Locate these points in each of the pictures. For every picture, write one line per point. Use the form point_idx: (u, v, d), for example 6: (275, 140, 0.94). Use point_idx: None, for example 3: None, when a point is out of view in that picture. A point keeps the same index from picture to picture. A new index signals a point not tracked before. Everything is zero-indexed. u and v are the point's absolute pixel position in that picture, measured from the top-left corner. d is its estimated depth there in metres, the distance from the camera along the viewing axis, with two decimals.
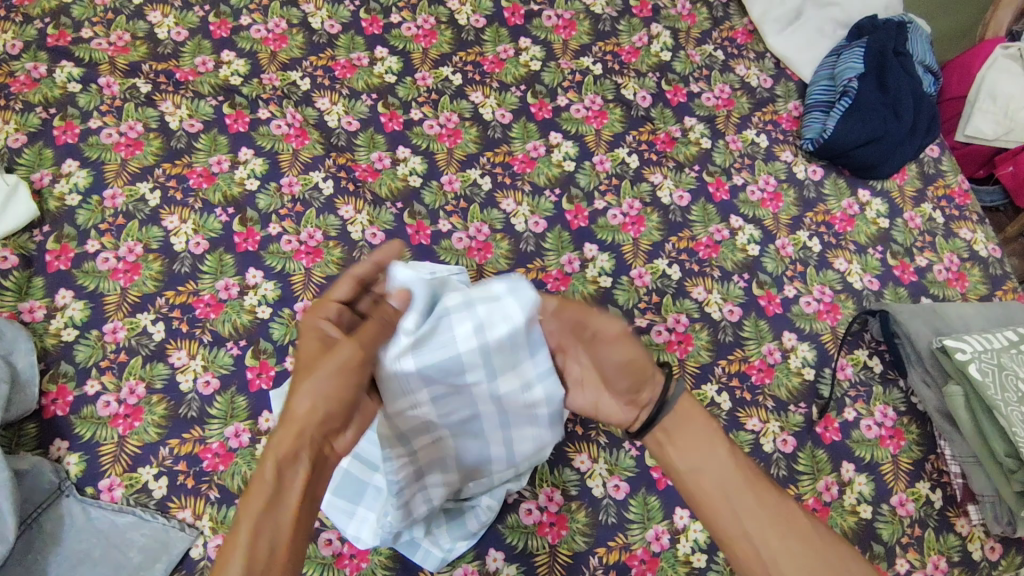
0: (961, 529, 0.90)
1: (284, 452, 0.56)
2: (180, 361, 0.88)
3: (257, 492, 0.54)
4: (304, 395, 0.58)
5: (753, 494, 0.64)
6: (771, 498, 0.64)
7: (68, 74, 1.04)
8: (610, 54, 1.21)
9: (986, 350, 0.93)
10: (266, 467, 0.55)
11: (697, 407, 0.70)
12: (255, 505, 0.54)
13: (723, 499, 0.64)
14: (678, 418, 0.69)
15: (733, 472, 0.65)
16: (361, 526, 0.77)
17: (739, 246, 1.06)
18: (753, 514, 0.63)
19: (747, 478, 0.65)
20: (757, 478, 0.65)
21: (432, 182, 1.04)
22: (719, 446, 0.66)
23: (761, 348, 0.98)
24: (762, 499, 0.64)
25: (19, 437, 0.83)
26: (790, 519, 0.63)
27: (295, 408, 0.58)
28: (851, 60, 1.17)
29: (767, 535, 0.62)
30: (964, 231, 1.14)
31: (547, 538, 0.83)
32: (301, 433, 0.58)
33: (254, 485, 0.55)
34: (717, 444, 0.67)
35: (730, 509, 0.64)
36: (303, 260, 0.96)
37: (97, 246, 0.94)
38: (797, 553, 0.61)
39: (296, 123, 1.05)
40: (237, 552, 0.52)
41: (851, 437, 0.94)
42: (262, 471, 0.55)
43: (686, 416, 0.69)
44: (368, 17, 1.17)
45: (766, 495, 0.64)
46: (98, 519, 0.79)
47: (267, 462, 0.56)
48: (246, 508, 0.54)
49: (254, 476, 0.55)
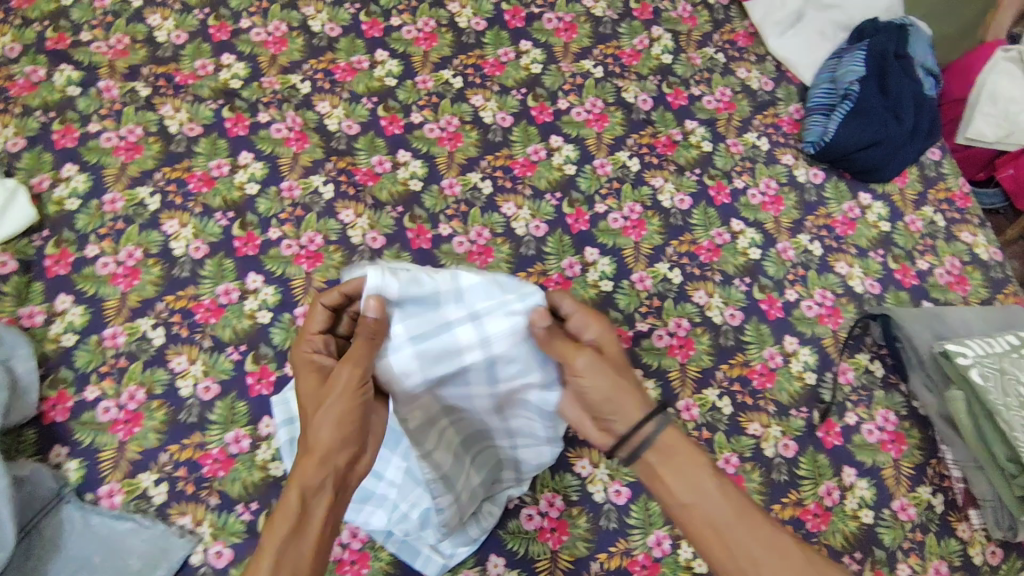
0: (962, 534, 0.90)
1: (307, 480, 0.61)
2: (180, 366, 0.88)
3: (286, 521, 0.60)
4: (322, 425, 0.63)
5: (742, 526, 0.63)
6: (761, 527, 0.64)
7: (67, 77, 1.04)
8: (610, 56, 1.21)
9: (987, 355, 0.93)
10: (292, 496, 0.61)
11: (681, 438, 0.68)
12: (284, 525, 0.60)
13: (715, 534, 0.64)
14: (663, 452, 0.67)
15: (720, 504, 0.64)
16: (371, 522, 0.78)
17: (740, 250, 1.06)
18: (744, 544, 0.63)
19: (735, 509, 0.64)
20: (747, 506, 0.65)
21: (432, 186, 1.04)
22: (705, 478, 0.65)
23: (762, 352, 0.98)
24: (752, 530, 0.63)
25: (18, 443, 0.82)
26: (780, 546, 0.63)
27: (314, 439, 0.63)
28: (852, 63, 1.17)
29: (758, 565, 0.63)
30: (965, 234, 1.14)
31: (548, 543, 0.83)
32: (321, 464, 0.62)
33: (282, 512, 0.60)
34: (703, 476, 0.65)
35: (720, 543, 0.64)
36: (303, 265, 0.96)
37: (96, 250, 0.93)
38: None
39: (296, 127, 1.05)
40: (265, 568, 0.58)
41: (852, 442, 0.94)
42: (290, 499, 0.61)
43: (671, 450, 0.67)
44: (367, 20, 1.17)
45: (755, 525, 0.64)
46: (98, 526, 0.79)
47: (294, 490, 0.61)
48: (274, 534, 0.60)
49: (283, 503, 0.61)
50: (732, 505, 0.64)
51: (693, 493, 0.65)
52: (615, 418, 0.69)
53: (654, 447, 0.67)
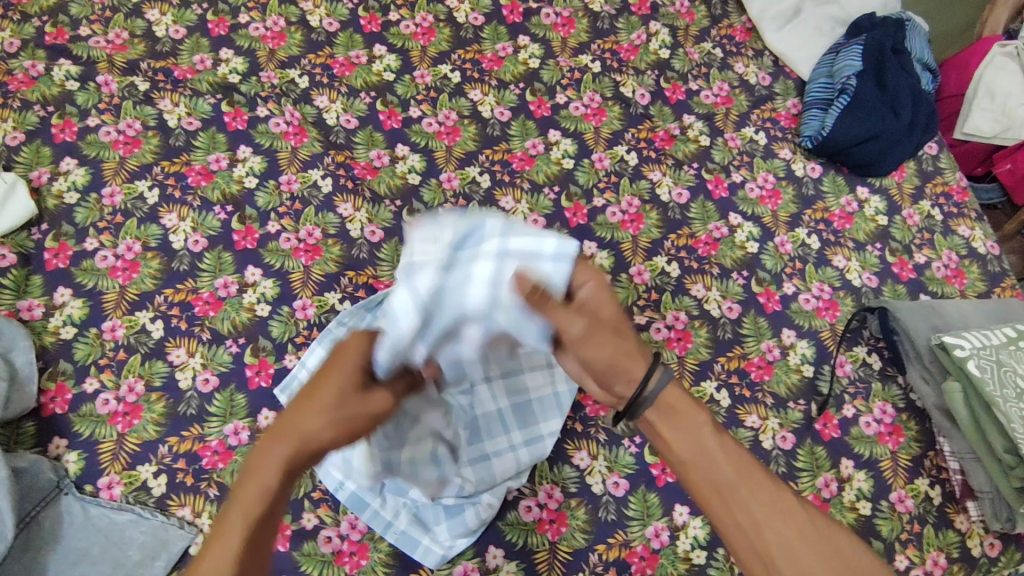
0: (960, 526, 0.91)
1: (290, 467, 0.58)
2: (179, 359, 0.88)
3: (256, 505, 0.56)
4: (325, 420, 0.59)
5: (742, 484, 0.60)
6: (765, 488, 0.60)
7: (66, 72, 1.04)
8: (608, 51, 1.21)
9: (985, 346, 0.93)
10: (274, 477, 0.57)
11: (685, 398, 0.64)
12: (252, 504, 0.56)
13: (713, 493, 0.61)
14: (666, 412, 0.64)
15: (722, 464, 0.61)
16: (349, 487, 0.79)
17: (738, 243, 1.06)
18: (744, 503, 0.60)
19: (738, 469, 0.61)
20: (750, 466, 0.61)
21: (430, 180, 1.04)
22: (705, 436, 0.62)
23: (760, 345, 0.98)
24: (755, 490, 0.60)
25: (17, 435, 0.82)
26: (776, 503, 0.60)
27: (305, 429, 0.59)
28: (850, 57, 1.17)
29: (760, 525, 0.59)
30: (963, 228, 1.14)
31: (547, 535, 0.83)
32: (309, 456, 0.60)
33: (257, 491, 0.56)
34: (703, 433, 0.62)
35: (721, 503, 0.61)
36: (301, 258, 0.96)
37: (95, 244, 0.94)
38: (792, 544, 0.59)
39: (295, 121, 1.05)
40: (226, 559, 0.53)
41: (850, 434, 0.94)
42: (268, 480, 0.57)
43: (677, 409, 0.64)
44: (366, 15, 1.17)
45: (759, 486, 0.60)
46: (97, 517, 0.79)
47: (276, 473, 0.57)
48: (242, 512, 0.55)
49: (259, 480, 0.57)
50: (732, 464, 0.61)
51: (694, 451, 0.62)
52: (615, 384, 0.64)
53: (661, 407, 0.64)
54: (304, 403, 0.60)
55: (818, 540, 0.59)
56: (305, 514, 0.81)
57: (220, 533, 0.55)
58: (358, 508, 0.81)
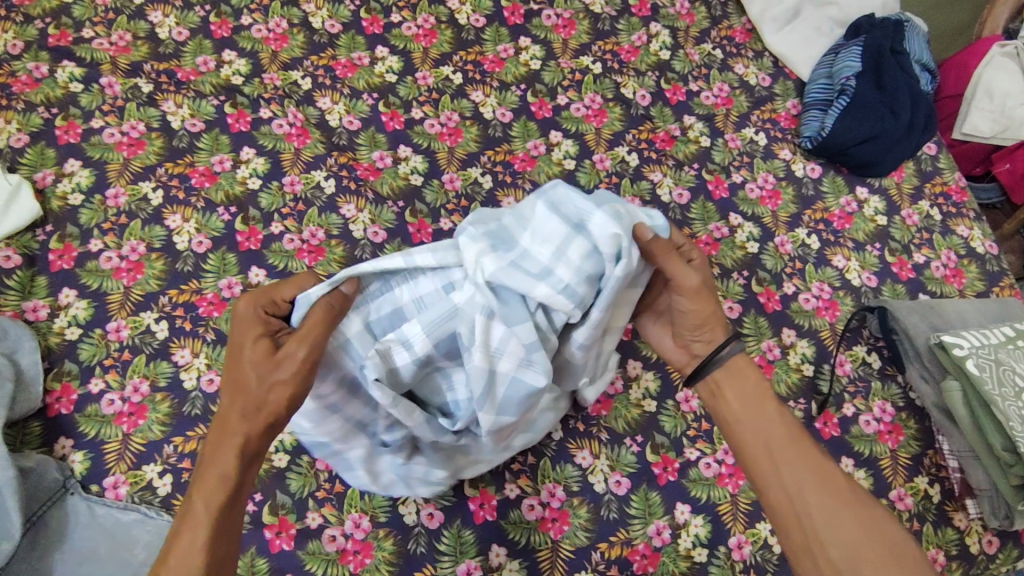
0: (959, 523, 0.91)
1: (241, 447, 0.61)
2: (183, 359, 0.89)
3: (213, 491, 0.61)
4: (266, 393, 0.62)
5: (793, 452, 0.69)
6: (807, 454, 0.69)
7: (69, 74, 1.04)
8: (609, 53, 1.22)
9: (984, 346, 0.93)
10: (230, 460, 0.61)
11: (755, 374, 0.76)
12: (210, 489, 0.61)
13: (764, 452, 0.70)
14: (731, 375, 0.76)
15: (775, 427, 0.71)
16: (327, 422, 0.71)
17: (739, 244, 1.07)
18: (789, 460, 0.69)
19: (788, 434, 0.71)
20: (802, 438, 0.71)
21: (433, 181, 1.05)
22: (769, 410, 0.72)
23: (760, 344, 0.99)
24: (800, 454, 0.69)
25: (23, 435, 0.83)
26: (827, 482, 0.67)
27: (245, 412, 0.62)
28: (848, 59, 1.18)
29: (800, 484, 0.67)
30: (961, 228, 1.15)
31: (549, 534, 0.84)
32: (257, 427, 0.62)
33: (214, 480, 0.61)
34: (767, 406, 0.73)
35: (770, 460, 0.70)
36: (305, 259, 0.96)
37: (100, 245, 0.94)
38: (830, 511, 0.66)
39: (298, 123, 1.06)
40: (197, 546, 0.58)
41: (850, 433, 0.95)
42: (225, 465, 0.61)
43: (744, 379, 0.76)
44: (368, 17, 1.18)
45: (804, 451, 0.69)
46: (102, 517, 0.80)
47: (229, 456, 0.61)
48: (206, 500, 0.60)
49: (217, 468, 0.61)
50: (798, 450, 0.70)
51: (762, 434, 0.71)
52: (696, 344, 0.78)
53: (723, 375, 0.76)
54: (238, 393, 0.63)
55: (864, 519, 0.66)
56: (309, 513, 0.81)
57: (188, 519, 0.60)
58: (315, 448, 0.74)
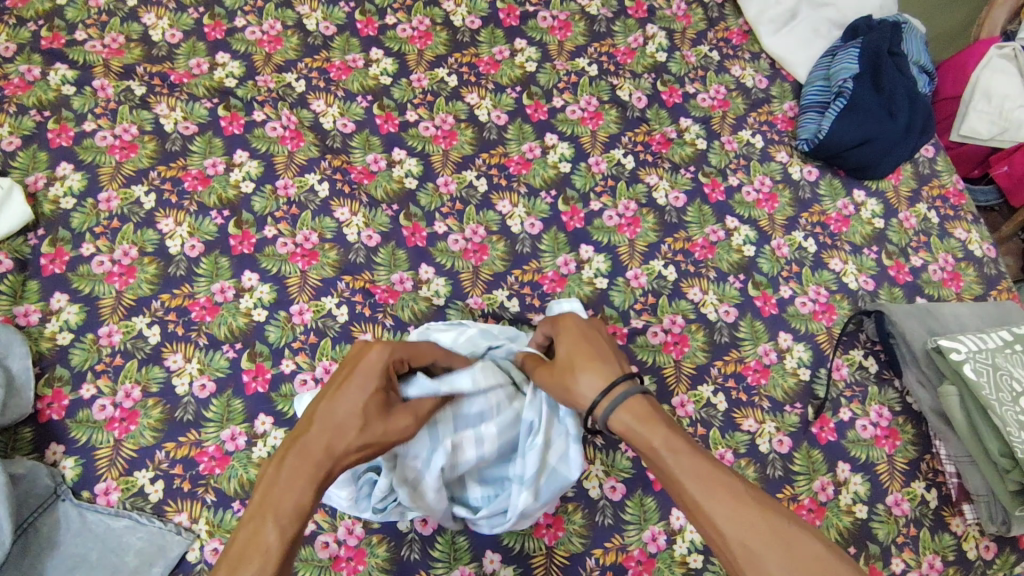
0: (955, 529, 0.91)
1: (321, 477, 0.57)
2: (175, 364, 0.88)
3: (289, 521, 0.53)
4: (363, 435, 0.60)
5: (702, 496, 0.55)
6: (721, 499, 0.55)
7: (62, 76, 1.04)
8: (605, 54, 1.21)
9: (981, 350, 0.93)
10: (307, 494, 0.55)
11: (649, 415, 0.63)
12: (287, 516, 0.53)
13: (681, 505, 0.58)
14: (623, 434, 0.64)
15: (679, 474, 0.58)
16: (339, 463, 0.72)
17: (735, 247, 1.06)
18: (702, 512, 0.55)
19: (695, 479, 0.57)
20: (713, 477, 0.56)
21: (427, 184, 1.04)
22: (662, 452, 0.60)
23: (756, 348, 0.99)
24: (711, 500, 0.55)
25: (14, 441, 0.82)
26: (745, 526, 0.53)
27: (333, 446, 0.58)
28: (846, 60, 1.17)
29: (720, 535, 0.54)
30: (959, 231, 1.14)
31: (544, 539, 0.83)
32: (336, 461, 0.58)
33: (292, 504, 0.54)
34: (660, 452, 0.60)
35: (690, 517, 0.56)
36: (298, 263, 0.96)
37: (92, 249, 0.93)
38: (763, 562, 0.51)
39: (292, 125, 1.05)
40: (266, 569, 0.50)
41: (846, 437, 0.94)
42: (305, 493, 0.55)
43: (641, 420, 0.63)
44: (363, 19, 1.17)
45: (718, 496, 0.55)
46: (93, 523, 0.79)
47: (311, 485, 0.56)
48: (279, 521, 0.53)
49: (296, 493, 0.55)
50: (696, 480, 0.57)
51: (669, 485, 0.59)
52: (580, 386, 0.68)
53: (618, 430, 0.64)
54: (338, 421, 0.60)
55: (789, 547, 0.51)
56: None
57: (256, 549, 0.51)
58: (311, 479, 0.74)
